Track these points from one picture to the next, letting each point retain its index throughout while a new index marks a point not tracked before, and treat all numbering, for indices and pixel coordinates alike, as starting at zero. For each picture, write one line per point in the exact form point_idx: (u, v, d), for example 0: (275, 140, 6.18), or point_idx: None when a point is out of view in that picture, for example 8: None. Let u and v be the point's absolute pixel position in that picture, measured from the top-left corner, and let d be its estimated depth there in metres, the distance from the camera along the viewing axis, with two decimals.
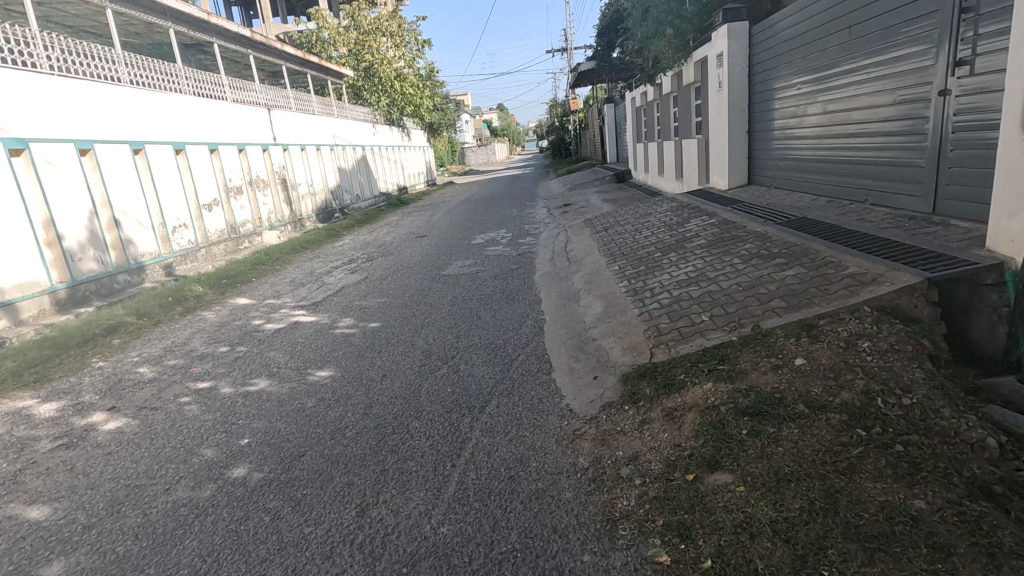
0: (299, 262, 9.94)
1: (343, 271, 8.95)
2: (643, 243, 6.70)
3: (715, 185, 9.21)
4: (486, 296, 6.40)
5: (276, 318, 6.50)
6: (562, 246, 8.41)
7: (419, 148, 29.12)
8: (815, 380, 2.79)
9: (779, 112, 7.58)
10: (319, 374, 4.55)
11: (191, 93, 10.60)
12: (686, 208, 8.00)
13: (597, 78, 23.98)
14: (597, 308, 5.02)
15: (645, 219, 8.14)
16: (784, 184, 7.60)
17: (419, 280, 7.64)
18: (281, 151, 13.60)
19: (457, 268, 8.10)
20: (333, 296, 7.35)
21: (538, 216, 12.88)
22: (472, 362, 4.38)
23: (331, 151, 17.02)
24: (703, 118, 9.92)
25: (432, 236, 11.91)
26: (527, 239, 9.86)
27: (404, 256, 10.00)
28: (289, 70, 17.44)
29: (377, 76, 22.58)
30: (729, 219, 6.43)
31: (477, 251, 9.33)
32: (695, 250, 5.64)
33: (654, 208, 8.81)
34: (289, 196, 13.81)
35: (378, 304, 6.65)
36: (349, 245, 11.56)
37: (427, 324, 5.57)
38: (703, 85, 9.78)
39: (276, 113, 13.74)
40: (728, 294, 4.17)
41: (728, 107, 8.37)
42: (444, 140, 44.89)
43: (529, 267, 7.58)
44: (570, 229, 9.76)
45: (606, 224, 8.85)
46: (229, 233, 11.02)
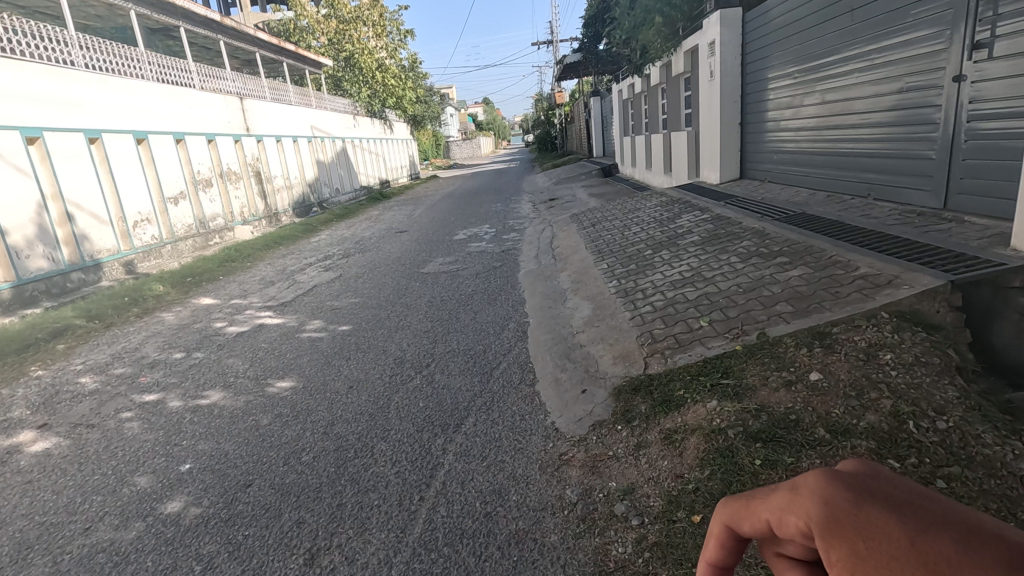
0: (270, 259, 9.43)
1: (317, 269, 8.49)
2: (632, 240, 6.34)
3: (706, 179, 8.88)
4: (466, 296, 5.99)
5: (239, 321, 6.03)
6: (548, 242, 8.02)
7: (402, 141, 28.49)
8: (835, 400, 2.45)
9: (773, 103, 7.25)
10: (280, 386, 4.12)
11: (155, 80, 10.01)
12: (676, 203, 7.66)
13: (583, 71, 23.56)
14: (584, 310, 4.64)
15: (634, 215, 7.78)
16: (779, 178, 7.28)
17: (396, 278, 7.22)
18: (254, 142, 13.01)
19: (437, 265, 7.68)
20: (304, 296, 6.90)
21: (523, 211, 12.49)
22: (448, 371, 3.99)
23: (308, 143, 16.42)
24: (693, 109, 9.59)
25: (412, 231, 11.46)
26: (511, 235, 9.47)
27: (382, 252, 9.54)
28: (264, 58, 16.78)
29: (358, 66, 21.95)
30: (723, 214, 6.10)
31: (458, 248, 8.90)
32: (688, 247, 5.29)
33: (643, 203, 8.47)
34: (264, 189, 13.24)
35: (350, 304, 6.20)
36: (325, 241, 11.06)
37: (402, 327, 5.16)
38: (693, 75, 9.43)
39: (250, 103, 13.14)
40: (728, 297, 3.82)
41: (720, 98, 8.04)
42: (429, 134, 44.19)
43: (513, 265, 7.20)
44: (556, 224, 9.39)
45: (594, 219, 8.47)
46: (198, 228, 10.46)
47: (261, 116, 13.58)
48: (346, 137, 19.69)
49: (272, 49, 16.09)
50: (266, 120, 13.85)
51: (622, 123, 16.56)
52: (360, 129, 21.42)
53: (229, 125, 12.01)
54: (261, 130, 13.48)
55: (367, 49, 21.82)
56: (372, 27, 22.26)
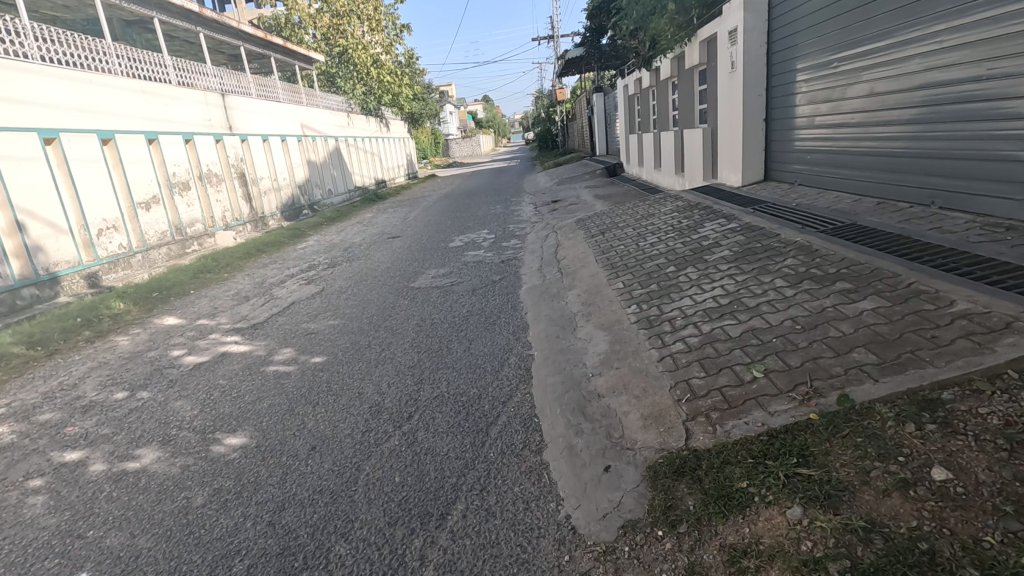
0: (250, 269, 8.70)
1: (298, 281, 7.73)
2: (650, 252, 5.56)
3: (725, 181, 8.11)
4: (461, 319, 5.22)
5: (201, 348, 5.26)
6: (552, 252, 7.24)
7: (399, 140, 27.68)
8: (984, 519, 1.67)
9: (804, 98, 6.47)
10: (229, 444, 3.35)
11: (124, 74, 9.21)
12: (695, 208, 6.88)
13: (586, 65, 22.77)
14: (599, 344, 3.89)
15: (648, 222, 7.00)
16: (812, 181, 6.51)
17: (382, 294, 6.45)
18: (239, 142, 12.25)
19: (429, 279, 6.90)
20: (278, 315, 6.14)
21: (524, 213, 11.73)
22: (434, 427, 3.22)
23: (299, 143, 15.65)
24: (709, 105, 8.81)
25: (405, 236, 10.72)
26: (512, 242, 8.70)
27: (371, 261, 8.77)
28: (251, 53, 15.96)
29: (353, 62, 21.25)
30: (754, 223, 5.33)
31: (454, 257, 8.13)
32: (718, 265, 4.53)
33: (656, 207, 7.70)
34: (249, 192, 12.48)
35: (329, 328, 5.44)
36: (312, 248, 10.32)
37: (383, 361, 4.39)
38: (710, 67, 8.64)
39: (234, 100, 12.38)
40: (782, 337, 3.06)
41: (742, 91, 7.26)
42: (427, 131, 43.38)
43: (513, 279, 6.43)
44: (561, 230, 8.62)
45: (602, 226, 7.69)
46: (173, 236, 9.71)
47: (246, 115, 12.83)
48: (340, 136, 18.91)
49: (259, 43, 15.26)
50: (252, 118, 13.09)
51: (627, 120, 15.77)
52: (354, 127, 20.61)
53: (209, 123, 11.24)
54: (247, 129, 12.72)
55: (362, 44, 21.03)
56: (367, 21, 21.39)
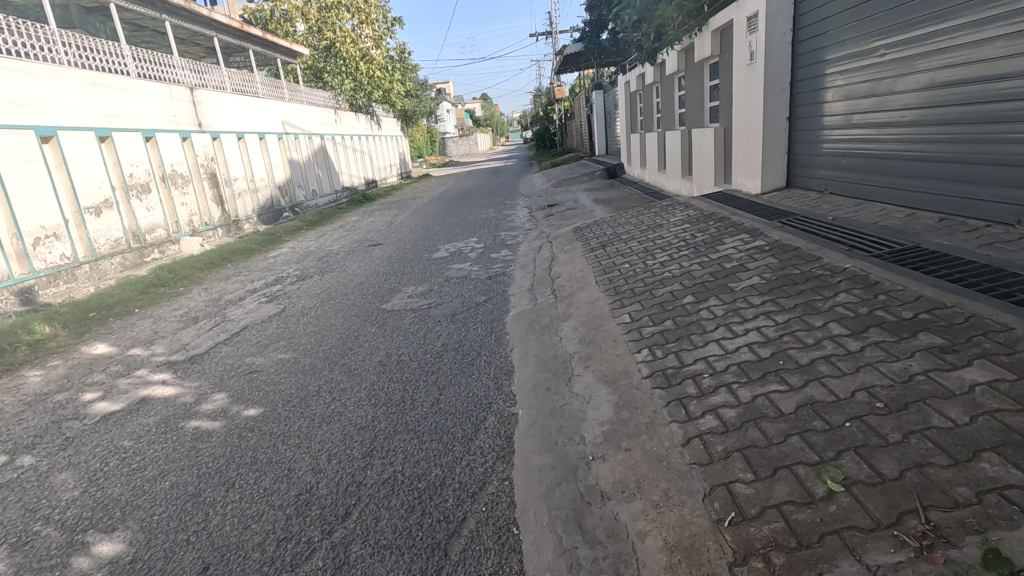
0: (210, 283, 7.83)
1: (258, 299, 6.84)
2: (660, 275, 4.68)
3: (741, 187, 7.22)
4: (433, 357, 4.32)
5: (119, 389, 4.36)
6: (545, 268, 6.35)
7: (392, 138, 26.75)
8: None
9: (837, 93, 5.58)
10: (98, 555, 2.46)
11: (72, 64, 8.27)
12: (709, 218, 5.99)
13: (585, 62, 21.96)
14: (602, 405, 3.01)
15: (656, 234, 6.10)
16: (847, 190, 5.61)
17: (348, 318, 5.58)
18: (209, 140, 11.33)
19: (405, 299, 6.01)
20: (224, 344, 5.25)
21: (518, 219, 10.86)
22: (375, 539, 2.33)
23: (279, 141, 14.73)
24: (722, 102, 7.92)
25: (387, 244, 9.85)
26: (502, 253, 7.83)
27: (346, 274, 7.87)
28: (230, 46, 15.04)
29: (341, 56, 20.35)
30: (787, 242, 4.44)
31: (437, 271, 7.23)
32: (748, 297, 3.64)
33: (664, 217, 6.82)
34: (220, 194, 11.56)
35: (276, 366, 4.54)
36: (285, 256, 9.44)
37: (330, 417, 3.51)
38: (725, 59, 7.73)
39: (204, 95, 11.44)
40: (861, 423, 2.18)
41: (763, 86, 6.37)
42: (422, 129, 42.42)
43: (500, 300, 5.56)
44: (557, 240, 7.75)
45: (603, 237, 6.81)
46: (129, 243, 8.79)
47: (219, 110, 11.88)
48: (326, 134, 17.99)
49: (236, 34, 14.31)
50: (226, 114, 12.16)
51: (629, 119, 14.91)
52: (342, 125, 19.70)
53: (174, 119, 10.31)
54: (219, 126, 11.79)
55: (350, 37, 20.19)
56: (356, 12, 20.38)
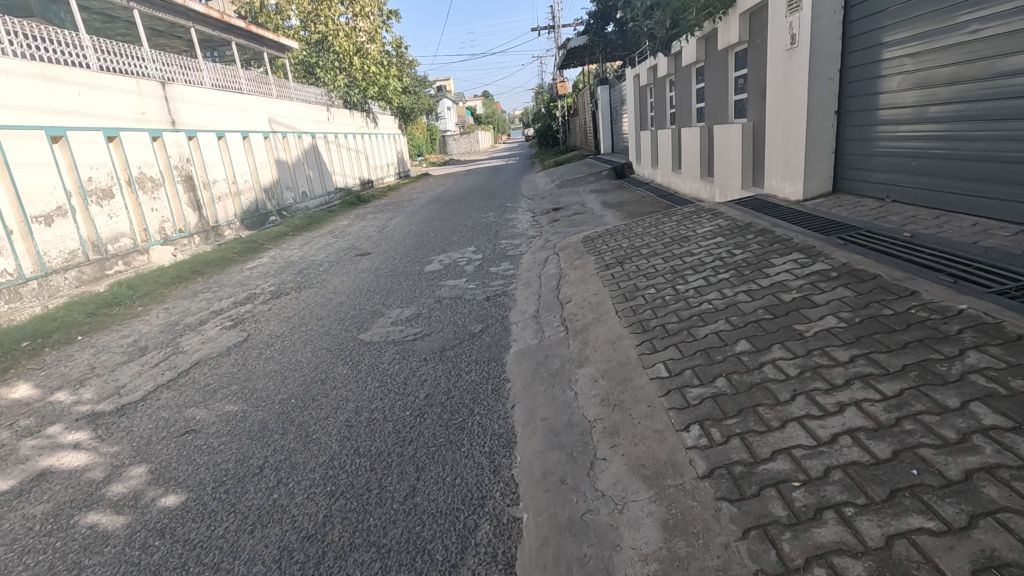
0: (173, 301, 6.95)
1: (221, 323, 5.94)
2: (698, 307, 3.76)
3: (777, 192, 6.28)
4: (413, 416, 3.41)
5: (17, 458, 3.45)
6: (552, 289, 5.43)
7: (389, 136, 25.82)
8: None
9: (905, 81, 4.64)
10: None
11: (20, 54, 7.35)
12: (747, 231, 5.06)
13: (590, 56, 21.10)
14: (644, 521, 2.09)
15: (682, 250, 5.18)
16: (915, 197, 4.70)
17: (319, 353, 4.69)
18: (184, 139, 10.43)
19: (388, 328, 5.10)
20: (165, 387, 4.35)
21: (519, 224, 9.97)
22: None
23: (266, 140, 13.83)
24: (753, 94, 6.98)
25: (377, 253, 8.97)
26: (502, 267, 6.95)
27: (325, 291, 6.95)
28: (212, 39, 14.13)
29: (334, 51, 19.46)
30: (860, 266, 3.54)
31: (427, 290, 6.32)
32: (830, 349, 2.72)
33: (689, 227, 5.90)
34: (197, 198, 10.67)
35: (220, 423, 3.63)
36: (263, 268, 8.56)
37: (268, 516, 2.61)
38: (757, 46, 6.77)
39: (178, 90, 10.52)
40: None
41: (808, 74, 5.41)
42: (421, 126, 41.49)
43: (500, 331, 4.66)
44: (564, 251, 6.84)
45: (618, 251, 5.89)
46: (87, 255, 7.90)
47: (196, 107, 10.97)
48: (317, 132, 17.06)
49: (217, 26, 13.35)
50: (204, 111, 11.24)
51: (638, 115, 14.00)
52: (335, 122, 18.80)
53: (142, 116, 9.40)
54: (196, 125, 10.88)
55: (344, 31, 19.28)
56: (350, 4, 19.44)
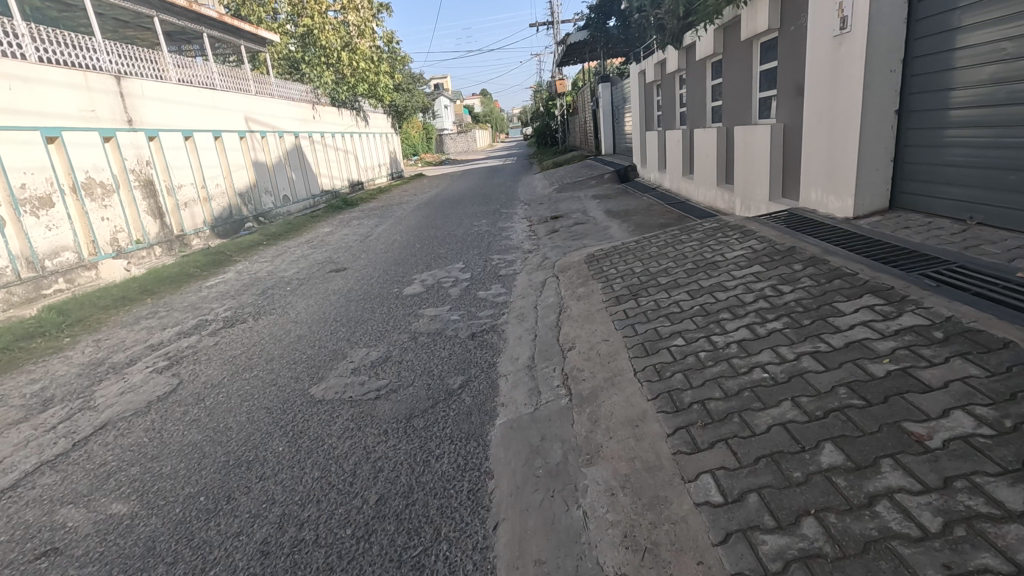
0: (107, 331, 5.93)
1: (152, 364, 4.93)
2: (749, 378, 2.80)
3: (817, 206, 5.31)
4: (357, 538, 2.41)
5: None
6: (551, 328, 4.45)
7: (380, 135, 24.80)
8: None
9: (1001, 72, 3.68)
10: None
11: None
12: (793, 260, 4.08)
13: (590, 51, 20.21)
14: None
15: (710, 281, 4.21)
16: (1014, 220, 3.75)
17: (255, 416, 3.70)
18: (144, 140, 9.43)
19: (347, 379, 4.12)
20: (47, 468, 3.33)
21: (514, 235, 9.00)
22: None
23: (242, 141, 12.82)
24: (785, 91, 6.01)
25: (354, 268, 7.98)
26: (492, 290, 5.98)
27: (286, 319, 5.95)
28: (184, 31, 13.11)
29: (320, 45, 18.46)
30: (975, 329, 2.64)
31: (403, 321, 5.33)
32: (985, 488, 1.81)
33: (715, 250, 4.92)
34: (160, 205, 9.67)
35: (93, 538, 2.63)
36: (224, 286, 7.58)
37: None
38: (791, 34, 5.80)
39: (136, 85, 9.50)
40: None
41: (866, 65, 4.42)
42: (416, 124, 40.47)
43: (484, 388, 3.68)
44: (564, 274, 5.87)
45: (630, 278, 4.91)
46: (17, 273, 6.89)
47: (157, 104, 9.95)
48: (300, 131, 16.05)
49: (187, 14, 12.23)
50: (168, 108, 10.22)
51: (643, 115, 13.07)
52: (321, 121, 17.81)
53: (92, 114, 8.39)
54: (159, 124, 9.87)
55: (331, 25, 18.29)
56: None
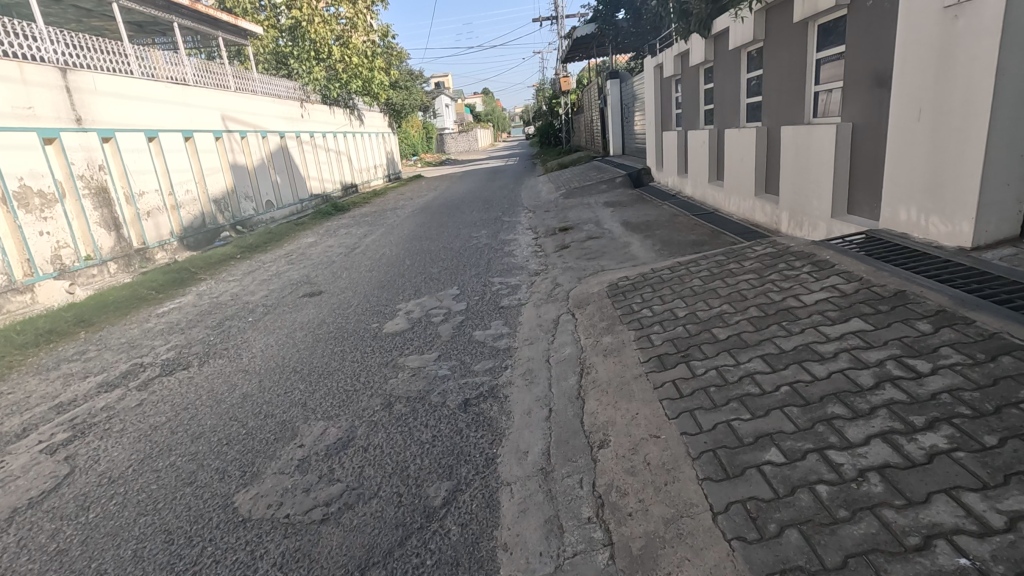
0: (14, 381, 4.78)
1: (45, 440, 3.76)
2: (931, 562, 1.60)
3: (909, 230, 4.15)
4: None
5: None
6: (571, 402, 3.28)
7: (376, 135, 23.62)
8: None
9: None
10: None
11: None
12: (915, 315, 2.91)
13: (597, 46, 19.05)
14: None
15: (794, 341, 3.03)
16: None
17: (144, 551, 2.54)
18: (97, 142, 8.29)
19: (289, 481, 2.95)
20: None
21: (517, 251, 7.85)
22: None
23: (218, 141, 11.67)
24: (858, 84, 4.85)
25: (331, 292, 6.84)
26: (491, 330, 4.83)
27: (236, 365, 4.80)
28: (155, 20, 11.94)
29: (310, 39, 17.32)
30: None
31: (377, 378, 4.16)
32: None
33: (785, 290, 3.74)
34: (116, 216, 8.53)
35: None
36: (177, 315, 6.44)
37: None
38: (868, 10, 4.63)
39: (88, 78, 8.35)
40: None
41: (1002, 44, 3.25)
42: (414, 123, 39.31)
43: (478, 510, 2.51)
44: (581, 311, 4.70)
45: (673, 326, 3.73)
46: None
47: (114, 101, 8.80)
48: (286, 131, 14.87)
49: (156, 3, 11.06)
50: (127, 106, 9.07)
51: (659, 113, 11.91)
52: (311, 119, 16.69)
53: (32, 111, 7.26)
54: (116, 123, 8.73)
55: (322, 17, 17.14)
56: None
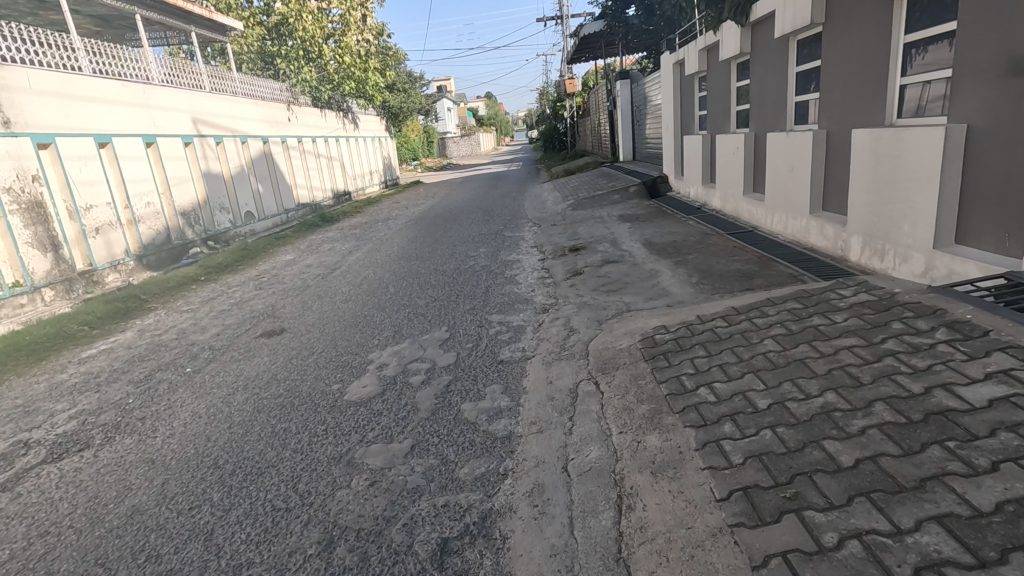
0: None
1: None
2: None
3: None
4: None
5: None
6: (608, 571, 2.03)
7: (372, 139, 22.48)
8: None
9: None
10: None
11: None
12: None
13: (605, 44, 17.90)
14: None
15: (993, 496, 1.80)
16: None
17: None
18: (30, 148, 7.10)
19: None
20: None
21: (520, 276, 6.62)
22: None
23: (188, 147, 10.49)
24: (977, 76, 3.63)
25: (294, 331, 5.61)
26: (486, 401, 3.58)
27: (142, 451, 3.56)
28: (120, 12, 10.79)
29: (299, 37, 16.23)
30: None
31: (321, 487, 2.91)
32: None
33: (926, 374, 2.50)
34: (54, 234, 7.34)
35: None
36: (101, 362, 5.22)
37: None
38: None
39: (21, 75, 7.16)
40: None
41: None
42: (414, 126, 38.21)
43: None
44: (608, 378, 3.46)
45: (756, 430, 2.48)
46: None
47: (55, 101, 7.63)
48: (270, 136, 13.72)
49: None
50: (72, 107, 7.90)
51: (679, 116, 10.71)
52: (299, 123, 15.53)
53: None
54: (56, 127, 7.55)
55: (312, 14, 16.05)
56: None
